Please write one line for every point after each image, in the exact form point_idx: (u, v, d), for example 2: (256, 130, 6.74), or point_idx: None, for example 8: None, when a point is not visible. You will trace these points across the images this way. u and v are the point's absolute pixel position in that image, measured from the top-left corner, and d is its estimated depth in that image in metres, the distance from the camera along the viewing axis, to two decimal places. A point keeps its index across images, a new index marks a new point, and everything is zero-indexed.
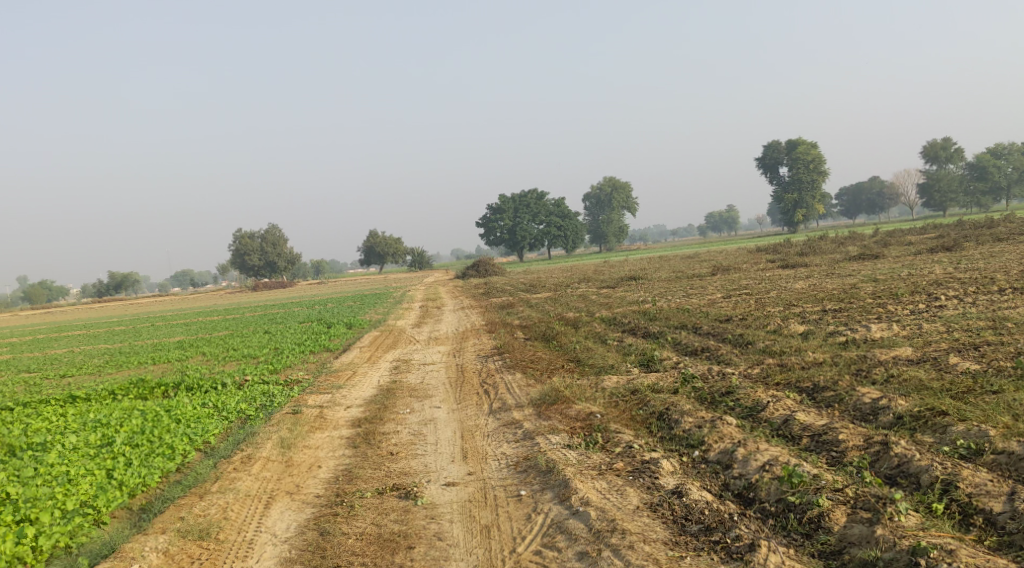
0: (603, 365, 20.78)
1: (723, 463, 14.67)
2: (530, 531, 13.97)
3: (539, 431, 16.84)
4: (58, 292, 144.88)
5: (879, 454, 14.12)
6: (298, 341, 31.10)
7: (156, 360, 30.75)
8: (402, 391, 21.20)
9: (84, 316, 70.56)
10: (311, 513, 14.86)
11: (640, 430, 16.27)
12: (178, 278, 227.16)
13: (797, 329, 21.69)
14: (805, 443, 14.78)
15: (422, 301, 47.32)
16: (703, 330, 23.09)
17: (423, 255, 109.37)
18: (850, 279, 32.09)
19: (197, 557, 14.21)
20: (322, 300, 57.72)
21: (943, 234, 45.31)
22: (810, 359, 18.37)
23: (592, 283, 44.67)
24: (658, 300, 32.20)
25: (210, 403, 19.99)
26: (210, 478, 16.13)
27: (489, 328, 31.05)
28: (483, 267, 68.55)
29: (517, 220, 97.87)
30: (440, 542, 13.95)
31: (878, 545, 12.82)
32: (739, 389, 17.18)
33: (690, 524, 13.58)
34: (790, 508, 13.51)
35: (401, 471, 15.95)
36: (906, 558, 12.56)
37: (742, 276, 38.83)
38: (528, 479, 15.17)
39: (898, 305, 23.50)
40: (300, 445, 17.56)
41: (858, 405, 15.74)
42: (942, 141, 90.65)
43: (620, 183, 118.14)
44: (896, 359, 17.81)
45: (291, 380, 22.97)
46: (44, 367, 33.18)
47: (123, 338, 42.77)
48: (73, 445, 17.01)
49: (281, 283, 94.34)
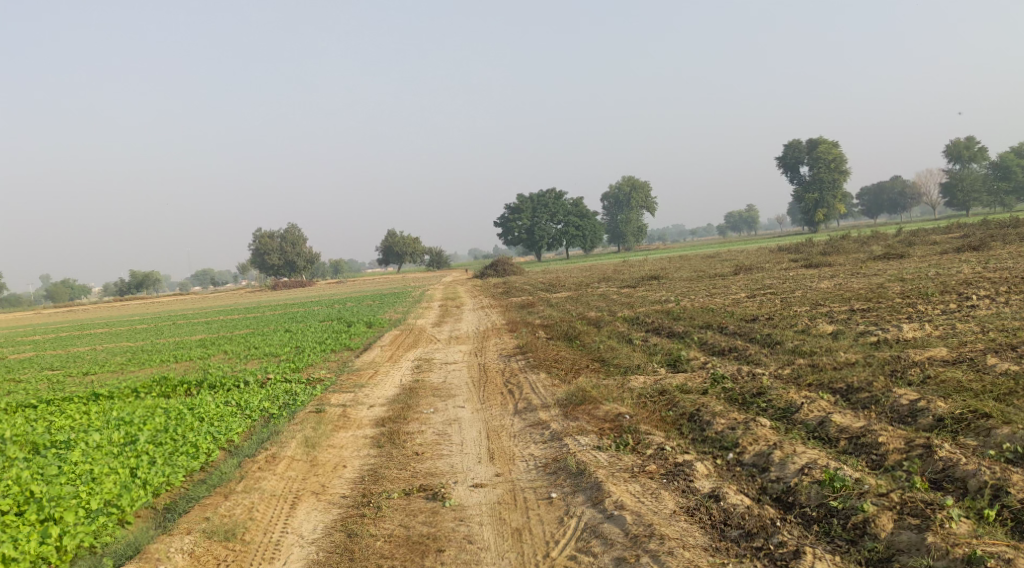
0: (628, 364, 20.45)
1: (759, 466, 14.31)
2: (564, 535, 13.66)
3: (567, 432, 16.53)
4: (78, 290, 145.30)
5: (923, 458, 13.73)
6: (319, 340, 30.87)
7: (175, 359, 30.61)
8: (425, 390, 20.92)
9: (104, 314, 70.70)
10: (338, 514, 14.60)
11: (671, 431, 15.94)
12: (198, 278, 228.29)
13: (826, 329, 21.29)
14: (843, 446, 14.43)
15: (442, 300, 47.02)
16: (730, 330, 22.70)
17: (441, 255, 109.23)
18: (876, 279, 31.55)
19: (224, 559, 13.96)
20: (341, 299, 57.52)
21: (969, 233, 44.67)
22: (842, 359, 17.98)
23: (612, 282, 44.25)
24: (681, 300, 31.77)
25: (233, 401, 19.79)
26: (234, 477, 15.92)
27: (511, 328, 30.74)
28: (501, 266, 68.20)
29: (536, 220, 97.62)
30: (471, 545, 13.66)
31: (930, 553, 12.45)
32: (771, 390, 16.81)
33: (730, 529, 13.25)
34: (832, 513, 13.16)
35: (428, 472, 15.67)
36: None
37: (765, 275, 38.28)
38: (558, 481, 14.86)
39: (929, 305, 23.04)
40: (324, 445, 17.31)
41: (895, 406, 15.35)
42: (966, 140, 89.73)
43: (640, 183, 118.10)
44: (932, 359, 17.39)
45: (314, 379, 22.74)
46: (67, 365, 33.18)
47: (143, 336, 42.73)
48: (96, 443, 16.84)
49: (301, 283, 94.32)
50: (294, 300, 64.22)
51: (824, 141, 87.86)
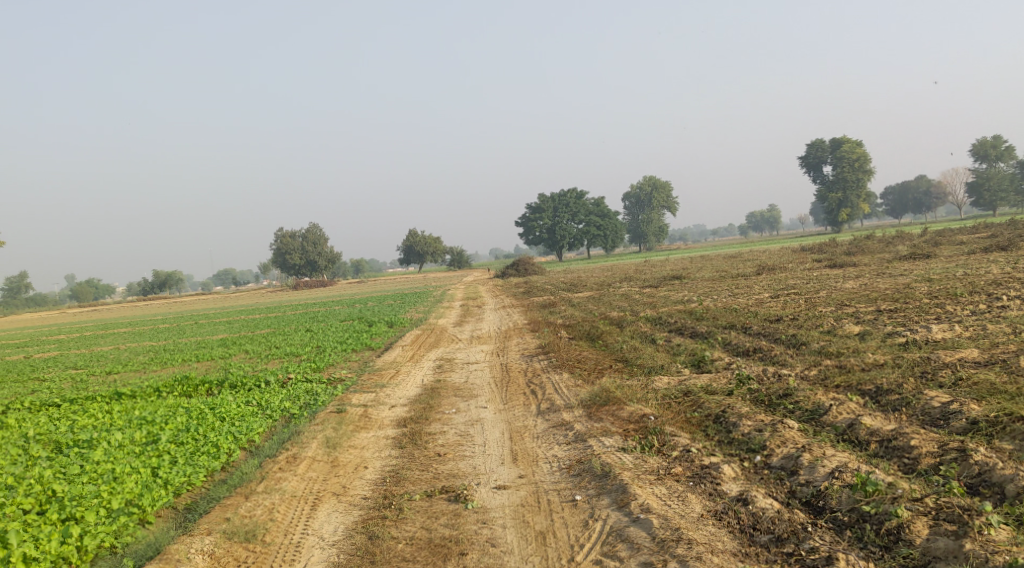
0: (652, 365, 20.19)
1: (787, 469, 14.05)
2: (589, 539, 13.44)
3: (591, 433, 16.29)
4: (103, 289, 146.26)
5: (958, 462, 13.42)
6: (341, 340, 30.80)
7: (197, 358, 30.61)
8: (447, 390, 20.77)
9: (128, 313, 71.10)
10: (359, 516, 14.44)
11: (697, 433, 15.67)
12: (219, 278, 229.37)
13: (853, 329, 20.96)
14: (874, 449, 14.15)
15: (463, 300, 46.91)
16: (754, 331, 22.41)
17: (462, 255, 109.16)
18: (902, 279, 31.11)
19: (244, 561, 13.82)
20: (363, 299, 57.50)
21: (996, 233, 44.05)
22: (871, 360, 17.66)
23: (634, 282, 43.97)
24: (705, 300, 31.46)
25: (255, 401, 19.68)
26: (255, 478, 15.78)
27: (532, 328, 30.54)
28: (523, 266, 68.01)
29: (557, 220, 97.35)
30: (494, 548, 13.45)
31: (968, 562, 12.16)
32: (798, 392, 16.51)
33: (760, 534, 12.99)
34: (865, 518, 12.86)
35: (450, 473, 15.49)
36: None
37: (768, 275, 39.21)
38: (582, 483, 14.63)
39: (958, 306, 22.66)
40: (345, 445, 17.16)
41: (927, 408, 15.04)
42: (992, 139, 88.76)
43: (660, 182, 116.98)
44: (963, 361, 17.05)
45: (335, 378, 22.63)
46: (90, 364, 33.20)
47: (166, 335, 42.84)
48: (118, 442, 16.77)
49: (323, 283, 94.34)
50: (315, 300, 64.25)
51: (848, 140, 87.16)
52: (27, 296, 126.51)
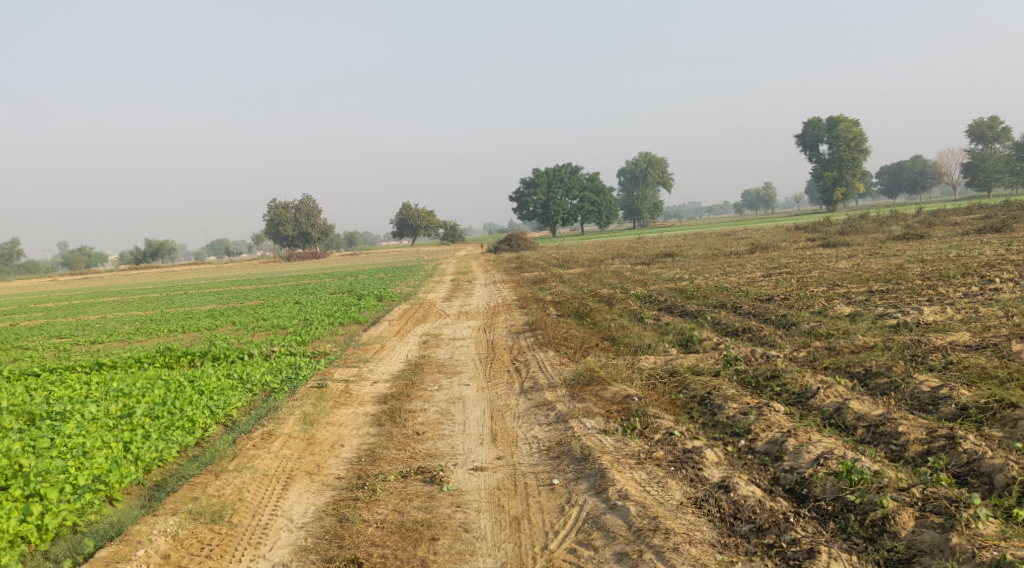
0: (639, 344, 19.78)
1: (771, 454, 13.68)
2: (564, 525, 13.04)
3: (573, 413, 15.90)
4: (95, 257, 145.18)
5: (946, 451, 13.05)
6: (328, 313, 30.35)
7: (184, 329, 30.15)
8: (430, 366, 20.40)
9: (118, 282, 70.49)
10: (330, 497, 14.04)
11: (681, 415, 15.30)
12: (213, 247, 228.65)
13: (844, 310, 20.58)
14: (861, 435, 13.80)
15: (455, 274, 46.38)
16: (744, 310, 22.03)
17: (456, 229, 108.61)
18: (895, 260, 30.68)
19: (208, 542, 13.32)
20: (354, 272, 56.92)
21: (991, 214, 43.56)
22: (861, 342, 17.28)
23: (627, 259, 43.44)
24: (696, 278, 30.97)
25: (235, 374, 19.24)
26: (227, 455, 15.36)
27: (521, 304, 30.11)
28: (516, 241, 67.49)
29: (551, 195, 96.92)
30: (466, 534, 13.05)
31: (954, 556, 11.73)
32: (785, 373, 16.15)
33: (740, 524, 12.61)
34: (849, 508, 12.49)
35: (428, 453, 15.10)
36: None
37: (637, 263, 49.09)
38: (561, 467, 14.26)
39: (951, 288, 22.26)
40: (323, 421, 16.76)
41: (916, 393, 14.68)
42: (989, 120, 88.26)
43: (657, 159, 116.66)
44: (954, 344, 16.68)
45: (320, 352, 22.20)
46: (76, 333, 32.77)
47: (155, 305, 42.33)
48: (92, 415, 16.37)
49: (315, 254, 93.67)
50: (306, 272, 63.62)
51: (845, 119, 86.47)
52: (19, 264, 125.53)
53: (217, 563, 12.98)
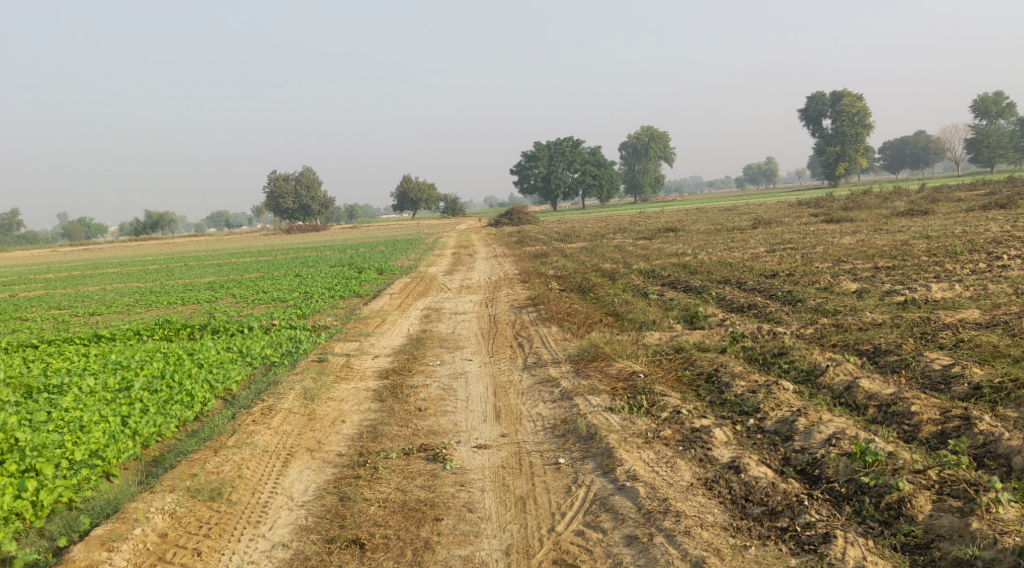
0: (643, 320, 19.50)
1: (782, 434, 13.44)
2: (571, 507, 12.79)
3: (578, 390, 15.63)
4: (96, 228, 144.92)
5: (962, 432, 12.79)
6: (329, 286, 29.99)
7: (183, 301, 29.84)
8: (432, 341, 20.11)
9: (117, 254, 70.09)
10: (331, 475, 13.80)
11: (688, 393, 15.04)
12: (213, 219, 228.17)
13: (850, 286, 20.27)
14: (872, 414, 13.56)
15: (455, 248, 46.05)
16: (749, 286, 21.72)
17: (456, 202, 108.14)
18: (900, 236, 30.36)
19: (207, 521, 13.07)
20: (354, 245, 56.51)
21: (995, 190, 43.22)
22: (869, 319, 16.99)
23: (628, 234, 43.17)
24: (699, 254, 30.61)
25: (235, 347, 18.94)
26: (226, 430, 15.12)
27: (523, 278, 29.77)
28: (517, 216, 67.07)
29: (551, 168, 96.41)
30: (471, 514, 12.80)
31: (974, 542, 11.47)
32: (793, 350, 15.88)
33: (752, 506, 12.36)
34: (863, 491, 12.24)
35: (430, 430, 14.85)
36: (1011, 560, 11.20)
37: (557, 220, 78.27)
38: (567, 445, 14.02)
39: (958, 264, 21.95)
40: (324, 397, 16.48)
41: (927, 371, 14.43)
42: (994, 95, 87.60)
43: (659, 133, 115.54)
44: (964, 321, 16.40)
45: (320, 326, 21.91)
46: (75, 304, 32.46)
47: (155, 276, 42.04)
48: (90, 388, 16.11)
49: (314, 227, 93.05)
50: (306, 244, 63.18)
51: (849, 94, 85.71)
52: (18, 234, 125.14)
53: (216, 543, 12.72)
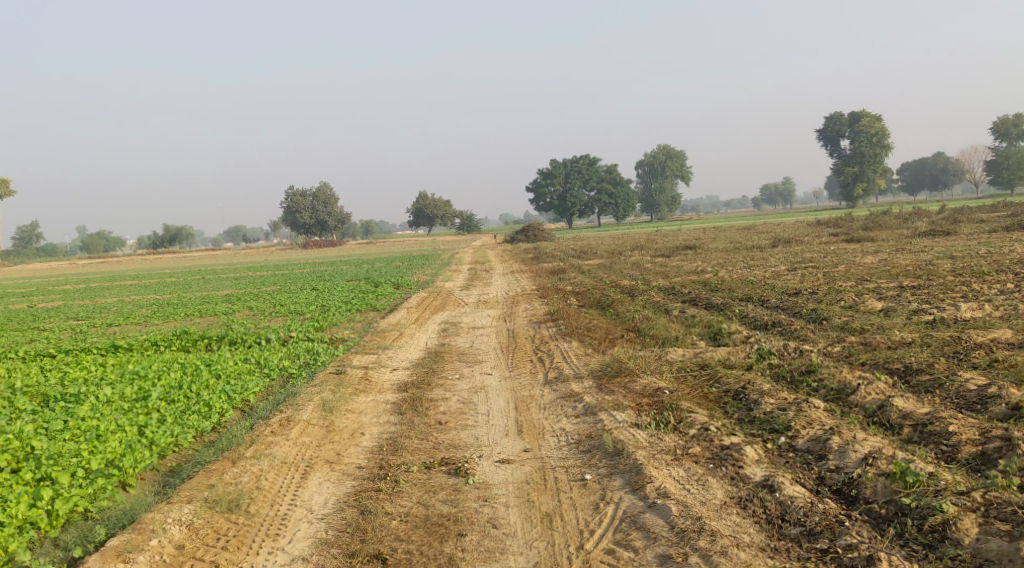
0: (666, 336, 19.16)
1: (815, 453, 13.08)
2: (600, 524, 12.45)
3: (602, 405, 15.30)
4: (114, 242, 145.75)
5: (1005, 453, 12.41)
6: (346, 299, 29.73)
7: (200, 313, 29.66)
8: (451, 355, 19.80)
9: (134, 267, 70.26)
10: (351, 488, 13.50)
11: (715, 410, 14.70)
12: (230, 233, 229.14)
13: (876, 305, 19.90)
14: (908, 434, 13.20)
15: (472, 264, 45.75)
16: (772, 304, 21.38)
17: (472, 219, 108.06)
18: (924, 256, 29.97)
19: (225, 533, 12.78)
20: (371, 260, 56.34)
21: (1017, 212, 42.77)
22: (898, 338, 16.61)
23: (646, 250, 42.90)
24: (719, 271, 30.30)
25: (253, 359, 18.69)
26: (245, 441, 14.84)
27: (541, 294, 29.50)
28: (532, 232, 66.83)
29: (567, 186, 96.37)
30: (496, 530, 12.48)
31: None
32: (822, 368, 15.51)
33: (788, 526, 11.99)
34: (905, 512, 11.87)
35: (451, 444, 14.54)
36: None
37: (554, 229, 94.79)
38: (593, 462, 13.68)
39: (985, 284, 21.55)
40: (342, 409, 16.22)
41: (962, 391, 14.04)
42: (1014, 117, 86.95)
43: (676, 152, 115.67)
44: (996, 341, 16.00)
45: (338, 338, 21.64)
46: (92, 315, 32.35)
47: (172, 289, 41.94)
48: (107, 397, 15.88)
49: (332, 241, 92.97)
50: (323, 258, 63.16)
51: (867, 114, 85.25)
52: (39, 247, 126.15)
53: (235, 555, 12.43)
